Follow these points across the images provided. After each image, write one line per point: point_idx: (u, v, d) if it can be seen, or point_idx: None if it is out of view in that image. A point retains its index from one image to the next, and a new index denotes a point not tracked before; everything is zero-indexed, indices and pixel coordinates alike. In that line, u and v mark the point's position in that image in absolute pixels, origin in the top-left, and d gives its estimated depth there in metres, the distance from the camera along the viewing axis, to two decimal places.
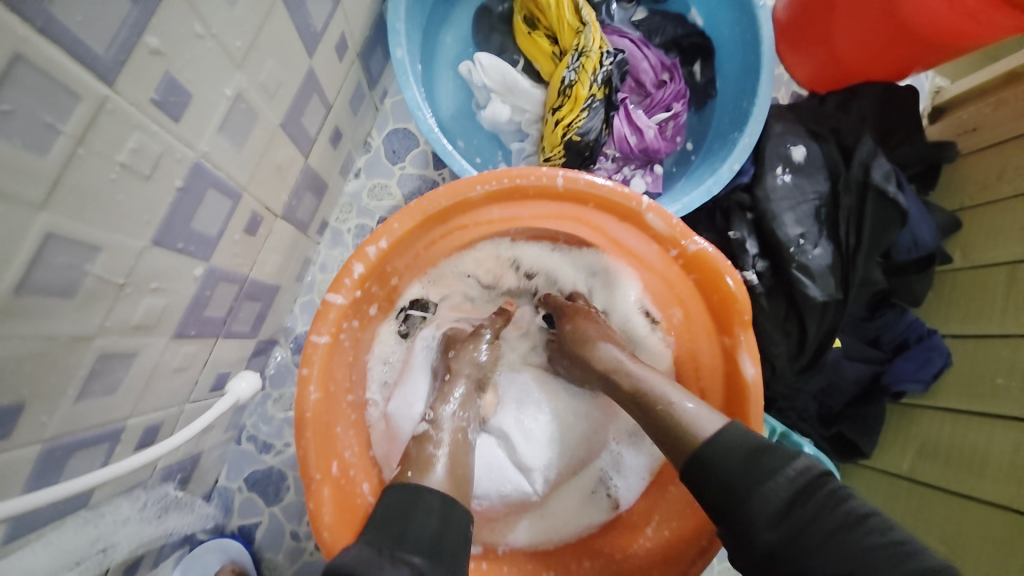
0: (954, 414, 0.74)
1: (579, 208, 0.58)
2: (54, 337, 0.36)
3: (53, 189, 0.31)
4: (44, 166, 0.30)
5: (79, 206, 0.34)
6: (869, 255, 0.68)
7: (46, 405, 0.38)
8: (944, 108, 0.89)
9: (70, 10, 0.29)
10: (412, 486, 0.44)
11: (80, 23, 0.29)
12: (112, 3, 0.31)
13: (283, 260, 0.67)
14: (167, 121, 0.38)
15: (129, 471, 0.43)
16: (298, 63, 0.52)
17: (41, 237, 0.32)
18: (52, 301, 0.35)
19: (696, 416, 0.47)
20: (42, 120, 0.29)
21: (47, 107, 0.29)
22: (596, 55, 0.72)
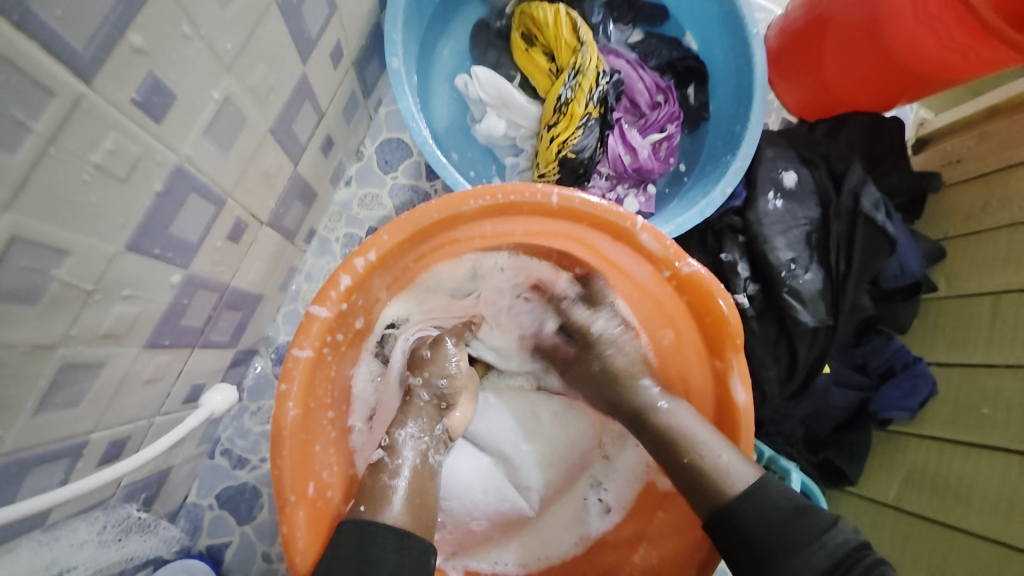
0: (940, 443, 0.74)
1: (574, 226, 0.58)
2: (13, 345, 0.34)
3: (18, 188, 0.30)
4: (9, 164, 0.29)
5: (46, 208, 0.32)
6: (858, 282, 0.68)
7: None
8: (928, 139, 0.92)
9: (47, 4, 0.27)
10: (369, 520, 0.47)
11: (58, 18, 0.28)
12: None
13: (268, 268, 0.65)
14: (148, 122, 0.36)
15: (88, 490, 0.41)
16: (291, 70, 0.51)
17: (4, 239, 0.30)
18: (10, 307, 0.32)
19: (729, 470, 0.49)
20: (11, 116, 0.28)
21: (18, 103, 0.28)
22: (593, 74, 0.72)
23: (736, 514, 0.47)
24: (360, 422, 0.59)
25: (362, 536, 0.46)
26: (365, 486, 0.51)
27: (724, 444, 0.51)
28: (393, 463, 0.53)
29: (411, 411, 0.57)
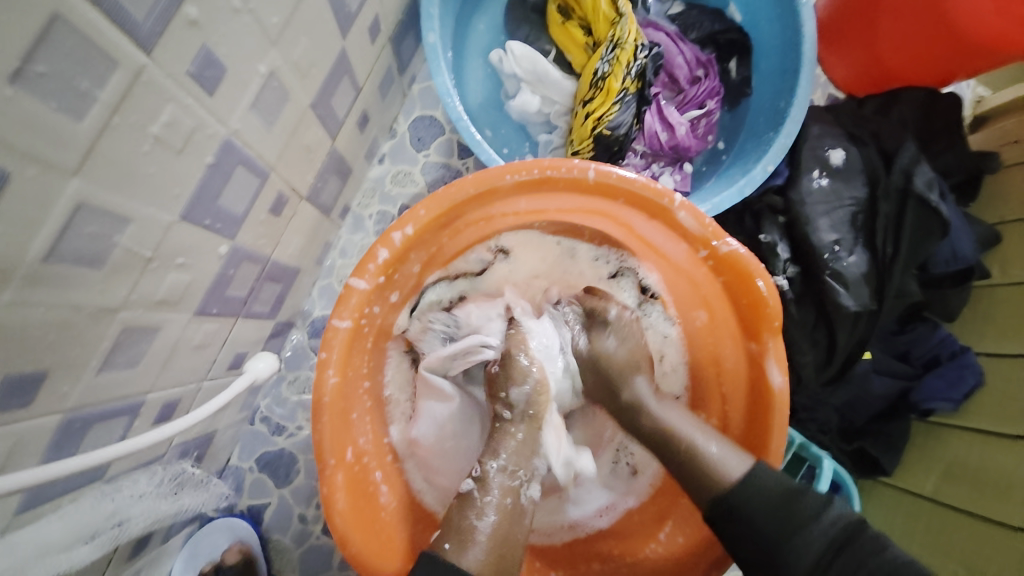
0: (983, 436, 0.71)
1: (609, 203, 0.57)
2: (79, 307, 0.36)
3: (85, 156, 0.31)
4: (77, 133, 0.30)
5: (110, 176, 0.33)
6: (906, 266, 0.65)
7: (68, 374, 0.38)
8: (988, 117, 0.86)
9: None
10: (449, 562, 0.44)
11: None
12: None
13: (305, 242, 0.66)
14: (201, 95, 0.37)
15: (147, 446, 0.43)
16: (332, 44, 0.51)
17: (72, 205, 0.31)
18: (78, 271, 0.34)
19: (722, 460, 0.49)
20: (78, 87, 0.29)
21: (84, 74, 0.29)
22: (631, 48, 0.70)
23: (731, 502, 0.47)
24: (397, 394, 0.61)
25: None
26: (453, 519, 0.48)
27: (713, 435, 0.51)
28: (482, 501, 0.49)
29: (502, 440, 0.53)
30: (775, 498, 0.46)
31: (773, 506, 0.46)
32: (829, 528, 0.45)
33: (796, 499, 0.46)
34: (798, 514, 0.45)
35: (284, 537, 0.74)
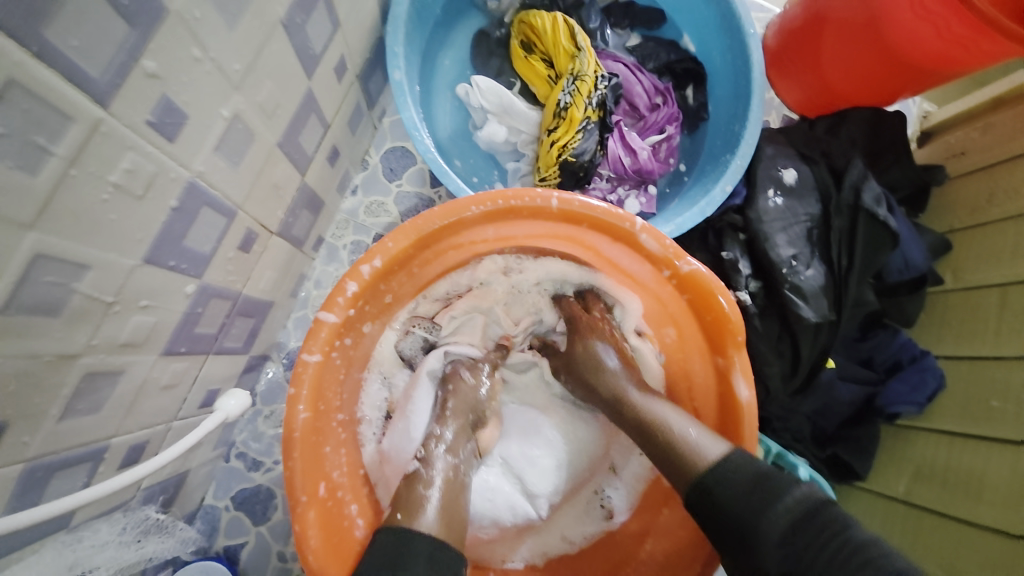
0: (950, 438, 0.74)
1: (574, 228, 0.59)
2: (39, 355, 0.36)
3: (43, 208, 0.31)
4: (35, 187, 0.31)
5: (69, 226, 0.34)
6: (861, 277, 0.68)
7: (27, 424, 0.37)
8: (932, 132, 0.92)
9: (69, 38, 0.29)
10: (402, 530, 0.45)
11: (78, 49, 0.30)
12: (112, 29, 0.31)
13: (278, 276, 0.67)
14: (162, 142, 0.38)
15: (111, 492, 0.43)
16: (297, 84, 0.53)
17: (30, 256, 0.32)
18: (39, 320, 0.34)
19: (698, 443, 0.50)
20: (36, 143, 0.30)
21: (43, 130, 0.30)
22: (591, 79, 0.73)
23: (708, 480, 0.47)
24: (371, 415, 0.61)
25: (398, 543, 0.44)
26: (402, 495, 0.49)
27: (691, 421, 0.52)
28: (427, 474, 0.51)
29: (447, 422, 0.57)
30: (748, 479, 0.45)
31: (748, 487, 0.45)
32: (795, 506, 0.43)
33: (768, 480, 0.45)
34: (771, 493, 0.44)
35: None
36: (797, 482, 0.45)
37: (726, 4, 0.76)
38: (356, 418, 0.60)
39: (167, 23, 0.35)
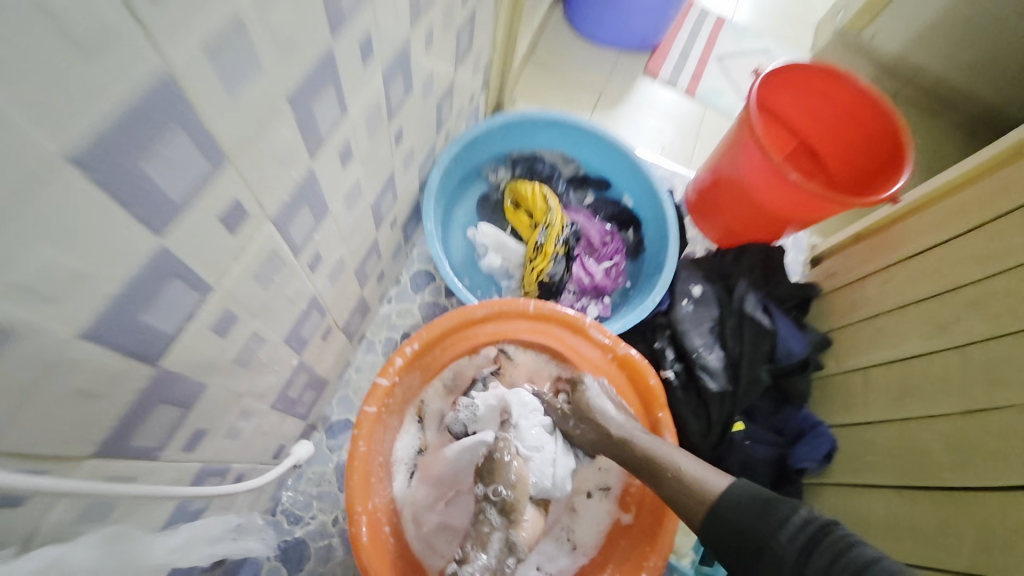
0: (845, 488, 0.95)
1: (548, 324, 0.89)
2: (234, 395, 0.62)
3: (267, 310, 0.61)
4: (269, 300, 0.60)
5: (270, 320, 0.63)
6: (752, 360, 0.95)
7: (212, 440, 0.61)
8: (818, 257, 1.32)
9: (304, 233, 0.62)
10: None
11: (304, 236, 0.62)
12: (316, 224, 0.64)
13: (334, 359, 0.94)
14: (312, 274, 0.69)
15: (232, 491, 0.65)
16: (369, 235, 0.86)
17: (255, 335, 0.60)
18: (242, 372, 0.61)
19: (704, 480, 0.70)
20: (276, 280, 0.60)
21: (282, 274, 0.60)
22: (557, 226, 1.09)
23: (715, 506, 0.66)
24: (401, 458, 0.85)
25: None
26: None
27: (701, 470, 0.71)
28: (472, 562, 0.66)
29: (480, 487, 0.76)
30: (754, 509, 0.64)
31: (755, 514, 0.63)
32: (797, 531, 0.60)
33: (772, 508, 0.63)
34: (772, 517, 0.62)
35: None
36: (797, 508, 0.63)
37: (647, 180, 1.19)
38: (391, 460, 0.83)
39: (332, 218, 0.68)
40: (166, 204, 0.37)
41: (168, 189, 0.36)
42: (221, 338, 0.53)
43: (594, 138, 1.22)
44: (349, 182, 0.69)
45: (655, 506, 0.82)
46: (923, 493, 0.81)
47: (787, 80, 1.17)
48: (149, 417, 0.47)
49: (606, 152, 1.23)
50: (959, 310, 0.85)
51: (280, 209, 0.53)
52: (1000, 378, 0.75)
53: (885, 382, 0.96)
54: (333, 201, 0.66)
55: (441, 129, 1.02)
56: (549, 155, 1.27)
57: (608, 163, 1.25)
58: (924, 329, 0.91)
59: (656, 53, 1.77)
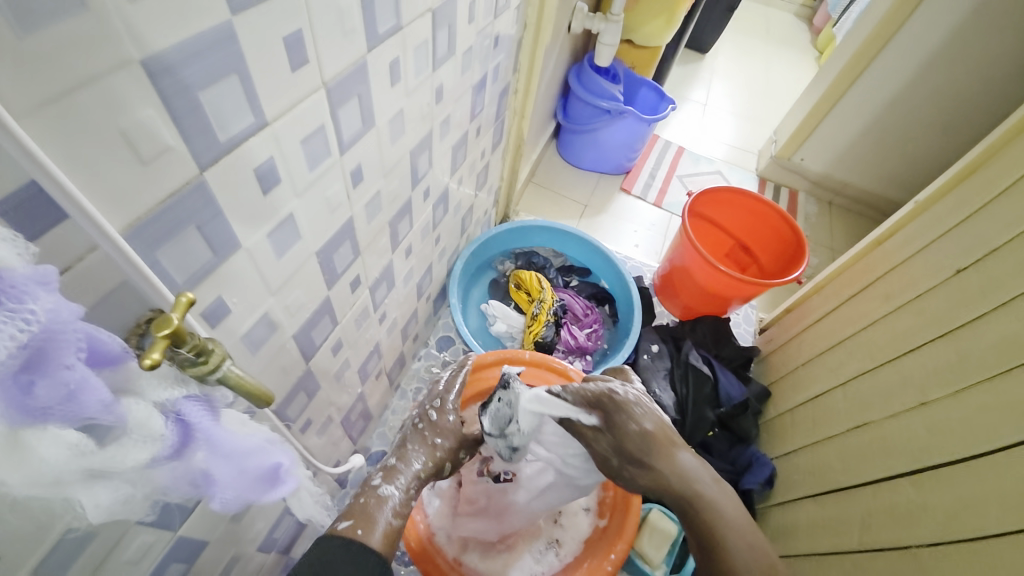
0: (782, 505, 1.18)
1: (539, 369, 1.24)
2: (328, 404, 0.95)
3: (355, 347, 0.96)
4: (357, 339, 0.96)
5: (356, 354, 0.98)
6: (696, 399, 1.30)
7: (311, 435, 0.93)
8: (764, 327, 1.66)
9: (381, 297, 0.99)
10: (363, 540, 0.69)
11: (381, 300, 1.00)
12: (387, 292, 1.02)
13: (380, 399, 1.28)
14: (380, 326, 1.05)
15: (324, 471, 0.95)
16: (412, 305, 1.24)
17: (346, 363, 0.95)
18: (335, 388, 0.95)
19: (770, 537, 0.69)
20: (363, 327, 0.96)
21: (366, 324, 0.97)
22: (549, 301, 1.46)
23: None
24: None
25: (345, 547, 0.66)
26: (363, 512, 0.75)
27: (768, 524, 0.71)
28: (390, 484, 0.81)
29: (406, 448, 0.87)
30: None
31: None
32: None
33: None
34: None
35: None
36: None
37: (617, 267, 1.58)
38: None
39: (395, 290, 1.06)
40: (334, 274, 0.75)
41: (337, 266, 0.75)
42: (333, 359, 0.88)
43: (576, 238, 1.64)
44: (407, 268, 1.08)
45: (621, 506, 1.09)
46: (828, 497, 1.05)
47: (715, 197, 1.63)
48: (296, 397, 0.80)
49: (585, 249, 1.65)
50: (841, 357, 1.20)
51: (373, 281, 0.92)
52: (864, 399, 1.07)
53: (804, 415, 1.24)
54: (397, 279, 1.05)
55: (465, 233, 1.44)
56: (544, 252, 1.69)
57: (587, 256, 1.66)
58: (822, 374, 1.24)
59: (629, 175, 2.29)
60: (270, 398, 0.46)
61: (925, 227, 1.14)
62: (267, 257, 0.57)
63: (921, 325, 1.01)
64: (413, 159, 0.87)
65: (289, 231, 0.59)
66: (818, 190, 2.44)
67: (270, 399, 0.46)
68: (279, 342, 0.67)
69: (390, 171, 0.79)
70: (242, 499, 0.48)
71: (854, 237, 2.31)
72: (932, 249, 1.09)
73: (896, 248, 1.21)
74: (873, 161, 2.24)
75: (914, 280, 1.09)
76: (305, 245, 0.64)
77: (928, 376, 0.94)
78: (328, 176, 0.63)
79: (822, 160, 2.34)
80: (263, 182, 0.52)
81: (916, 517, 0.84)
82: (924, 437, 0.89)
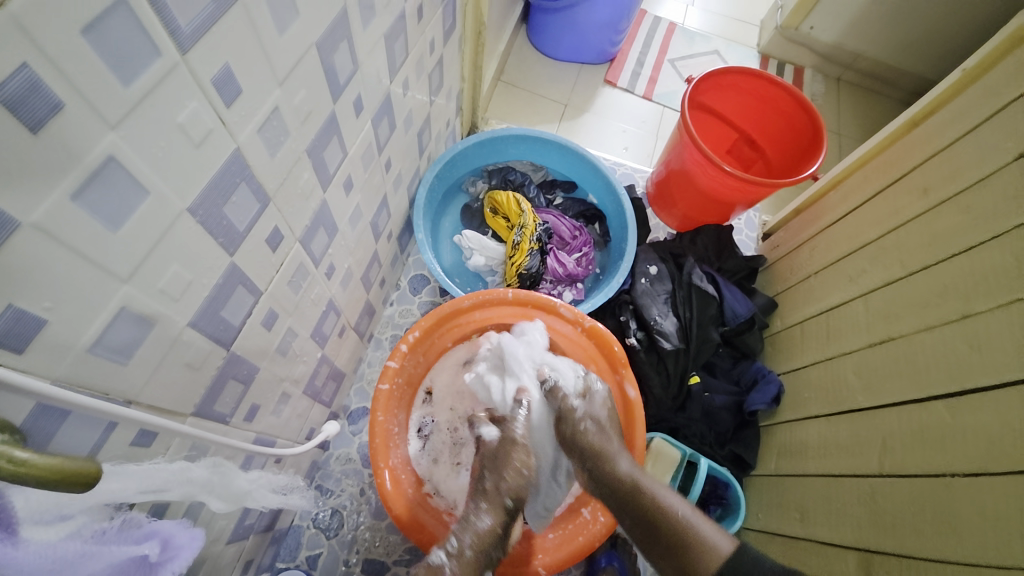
0: (788, 423, 1.12)
1: (527, 308, 1.10)
2: (280, 379, 0.80)
3: (298, 311, 0.78)
4: (299, 303, 0.78)
5: (303, 319, 0.81)
6: (701, 322, 1.19)
7: (265, 418, 0.79)
8: (768, 231, 1.51)
9: (321, 248, 0.79)
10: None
11: (320, 250, 0.80)
12: (328, 240, 0.82)
13: (350, 354, 1.14)
14: (328, 280, 0.87)
15: (294, 452, 0.84)
16: (370, 247, 1.04)
17: (291, 332, 0.78)
18: (283, 363, 0.79)
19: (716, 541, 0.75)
20: (305, 288, 0.78)
21: (308, 283, 0.79)
22: (531, 225, 1.27)
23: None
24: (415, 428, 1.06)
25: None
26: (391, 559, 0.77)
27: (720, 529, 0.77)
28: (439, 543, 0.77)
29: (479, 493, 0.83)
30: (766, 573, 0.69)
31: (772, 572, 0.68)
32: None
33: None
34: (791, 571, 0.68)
35: None
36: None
37: (606, 177, 1.36)
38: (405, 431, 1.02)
39: (341, 236, 0.86)
40: (236, 234, 0.55)
41: (235, 223, 0.55)
42: (268, 331, 0.70)
43: (557, 147, 1.40)
44: (352, 206, 0.87)
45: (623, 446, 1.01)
46: (845, 416, 0.97)
47: (720, 82, 1.37)
48: (225, 389, 0.64)
49: (569, 159, 1.42)
50: (863, 264, 1.06)
51: (304, 232, 0.71)
52: (890, 312, 0.95)
53: (814, 330, 1.14)
54: (340, 222, 0.84)
55: (424, 153, 1.20)
56: (521, 166, 1.46)
57: (570, 167, 1.43)
58: (839, 283, 1.10)
59: (613, 63, 1.95)
60: (95, 474, 0.35)
61: (971, 103, 0.94)
62: (89, 230, 0.38)
63: (967, 224, 0.85)
64: (325, 58, 0.62)
65: (121, 184, 0.39)
66: (826, 65, 2.13)
67: (96, 476, 0.35)
68: (169, 336, 0.50)
69: (289, 78, 0.55)
70: None
71: (861, 118, 2.08)
72: (980, 132, 0.89)
73: (934, 131, 1.01)
74: (893, 23, 1.93)
75: (957, 170, 0.91)
76: (161, 204, 0.44)
77: (973, 284, 0.81)
78: (169, 92, 0.40)
79: (833, 27, 2.01)
80: (24, 112, 0.31)
81: (947, 442, 0.77)
82: (966, 355, 0.78)
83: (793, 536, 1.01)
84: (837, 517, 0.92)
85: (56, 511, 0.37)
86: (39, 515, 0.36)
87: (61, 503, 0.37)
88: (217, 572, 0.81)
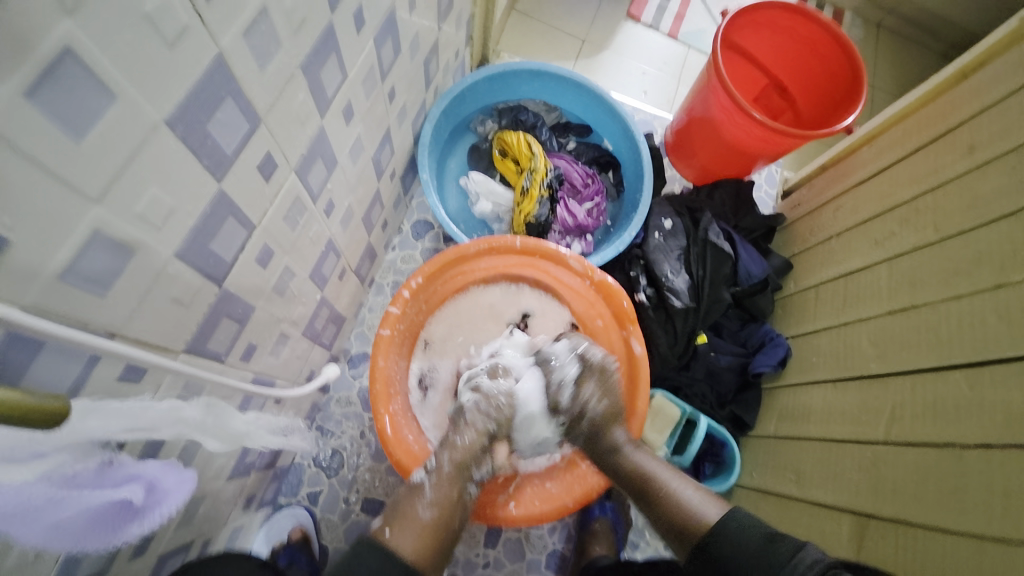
0: (793, 386, 1.11)
1: (534, 259, 1.05)
2: (278, 319, 0.76)
3: (294, 247, 0.73)
4: (295, 240, 0.72)
5: (300, 260, 0.76)
6: (714, 281, 1.15)
7: (263, 359, 0.77)
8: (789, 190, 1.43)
9: (318, 183, 0.73)
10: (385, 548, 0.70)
11: (317, 186, 0.73)
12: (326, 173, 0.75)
13: (351, 299, 1.10)
14: (326, 219, 0.81)
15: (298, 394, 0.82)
16: (371, 186, 0.98)
17: (288, 271, 0.73)
18: (279, 304, 0.75)
19: (703, 510, 0.74)
20: (301, 225, 0.73)
21: (305, 220, 0.73)
22: (542, 171, 1.19)
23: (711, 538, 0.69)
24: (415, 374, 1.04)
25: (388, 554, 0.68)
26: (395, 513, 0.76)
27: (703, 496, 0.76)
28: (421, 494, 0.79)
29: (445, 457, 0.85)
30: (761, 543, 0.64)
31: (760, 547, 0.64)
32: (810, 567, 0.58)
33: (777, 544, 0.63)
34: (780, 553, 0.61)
35: (333, 515, 1.08)
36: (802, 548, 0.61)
37: (624, 122, 1.27)
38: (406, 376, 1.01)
39: (340, 171, 0.80)
40: (223, 157, 0.50)
41: (221, 144, 0.49)
42: (262, 269, 0.65)
43: (574, 86, 1.29)
44: (352, 137, 0.80)
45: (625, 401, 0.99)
46: (854, 381, 0.96)
47: (756, 19, 1.25)
48: (219, 328, 0.61)
49: (585, 100, 1.31)
50: (891, 227, 1.00)
51: (300, 162, 0.65)
52: (916, 278, 0.91)
53: (829, 296, 1.10)
54: (340, 155, 0.78)
55: (430, 85, 1.11)
56: (533, 106, 1.36)
57: (586, 108, 1.33)
58: (862, 246, 1.06)
59: None
60: (59, 411, 0.33)
61: None
62: (45, 135, 0.33)
63: (1011, 188, 0.79)
64: None
65: (80, 83, 0.33)
66: (868, 8, 1.95)
67: (61, 413, 0.34)
68: (152, 267, 0.46)
69: None
70: (83, 545, 0.41)
71: (899, 71, 1.93)
72: None
73: (985, 85, 0.92)
74: None
75: (1008, 127, 0.84)
76: (135, 113, 0.38)
77: (1011, 251, 0.76)
78: None
79: None
80: None
81: (960, 413, 0.76)
82: (994, 325, 0.75)
83: (788, 495, 1.03)
84: (833, 483, 0.93)
85: (30, 449, 0.34)
86: (9, 453, 0.33)
87: (34, 441, 0.34)
88: (220, 506, 0.82)
